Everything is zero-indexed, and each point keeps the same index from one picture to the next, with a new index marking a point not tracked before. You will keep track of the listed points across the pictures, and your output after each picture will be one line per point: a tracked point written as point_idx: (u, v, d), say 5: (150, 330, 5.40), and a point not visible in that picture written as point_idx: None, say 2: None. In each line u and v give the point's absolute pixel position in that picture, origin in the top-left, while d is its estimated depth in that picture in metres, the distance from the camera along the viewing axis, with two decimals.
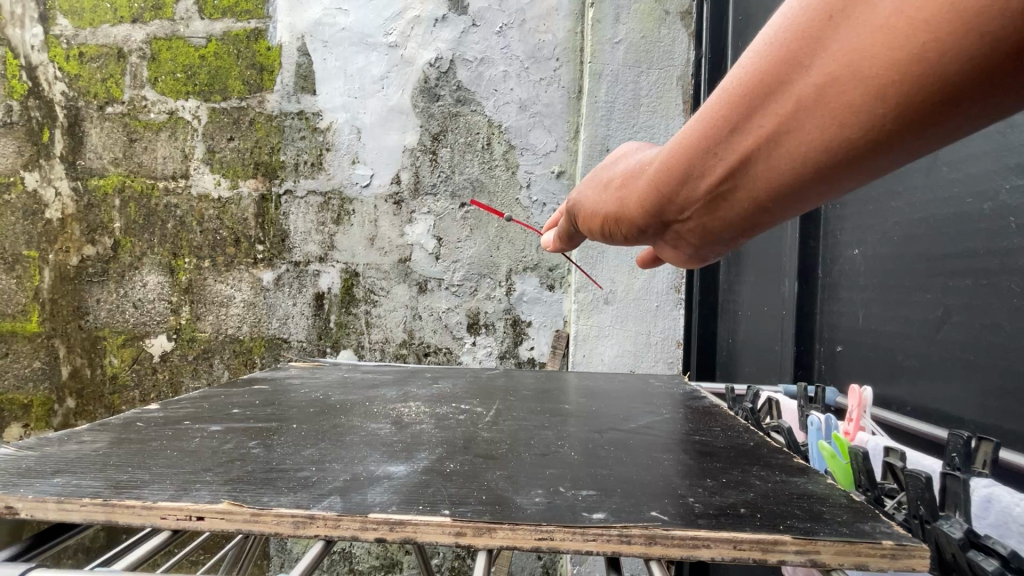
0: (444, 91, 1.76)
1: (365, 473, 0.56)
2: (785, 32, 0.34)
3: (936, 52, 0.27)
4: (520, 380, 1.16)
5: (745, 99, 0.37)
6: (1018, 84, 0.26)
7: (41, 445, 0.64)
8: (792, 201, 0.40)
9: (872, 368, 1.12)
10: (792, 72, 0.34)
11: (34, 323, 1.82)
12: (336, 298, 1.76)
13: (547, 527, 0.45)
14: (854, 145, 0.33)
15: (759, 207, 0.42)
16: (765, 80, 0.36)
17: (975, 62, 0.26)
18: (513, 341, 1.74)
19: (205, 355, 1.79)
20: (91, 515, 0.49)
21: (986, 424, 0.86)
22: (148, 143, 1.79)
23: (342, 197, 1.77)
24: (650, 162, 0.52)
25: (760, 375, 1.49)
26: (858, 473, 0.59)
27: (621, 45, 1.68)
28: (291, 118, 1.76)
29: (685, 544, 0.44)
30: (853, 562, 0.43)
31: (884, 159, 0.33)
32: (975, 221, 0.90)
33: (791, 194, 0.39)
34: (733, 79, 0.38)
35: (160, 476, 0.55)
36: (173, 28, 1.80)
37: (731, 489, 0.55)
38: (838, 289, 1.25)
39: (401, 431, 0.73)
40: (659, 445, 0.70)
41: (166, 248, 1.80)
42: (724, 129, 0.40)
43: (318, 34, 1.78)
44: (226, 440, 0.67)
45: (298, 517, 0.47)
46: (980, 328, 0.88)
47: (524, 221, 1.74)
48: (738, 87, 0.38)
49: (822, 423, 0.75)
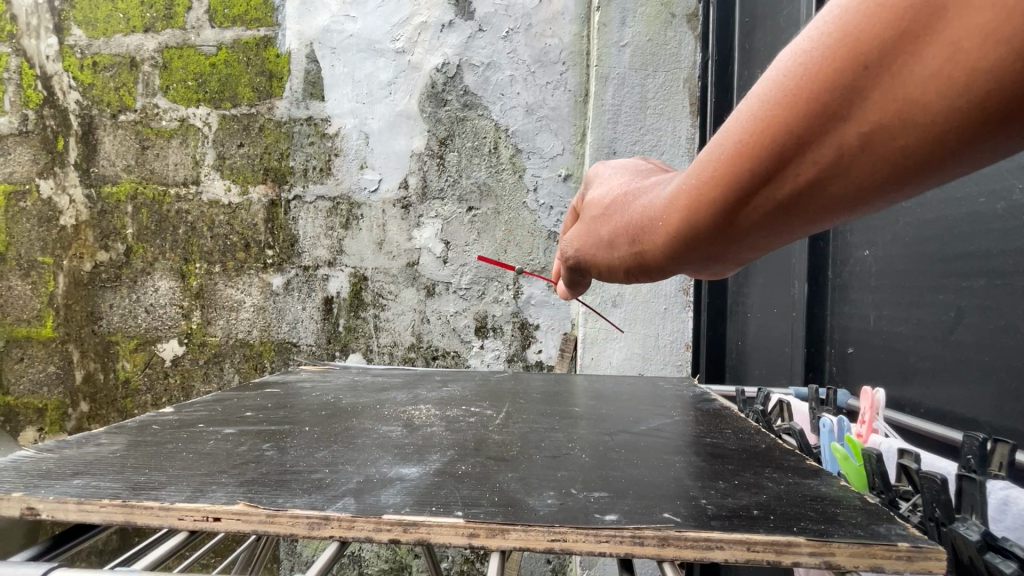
0: (451, 96, 1.77)
1: (378, 475, 0.57)
2: (813, 83, 0.33)
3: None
4: (530, 383, 1.16)
5: (767, 150, 0.37)
6: None
7: (59, 447, 0.65)
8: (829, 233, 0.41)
9: (884, 370, 1.11)
10: (827, 125, 0.33)
11: (49, 329, 1.85)
12: (344, 302, 1.78)
13: (560, 529, 0.45)
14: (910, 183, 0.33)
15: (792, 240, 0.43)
16: (787, 131, 0.35)
17: None
18: (522, 345, 1.74)
19: (216, 360, 1.81)
20: (110, 516, 0.50)
21: (1003, 427, 0.85)
22: (160, 150, 1.84)
23: (351, 202, 1.78)
24: (660, 206, 0.51)
25: (771, 378, 1.48)
26: (872, 476, 0.59)
27: (628, 48, 1.69)
28: (300, 124, 1.80)
29: (698, 545, 0.44)
30: (869, 564, 0.43)
31: (913, 191, 0.34)
32: (988, 221, 0.89)
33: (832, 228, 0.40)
34: (751, 130, 0.37)
35: (176, 478, 0.56)
36: (184, 37, 1.83)
37: (744, 491, 0.54)
38: (849, 290, 1.24)
39: (413, 434, 0.73)
40: (671, 447, 0.70)
41: (178, 253, 1.83)
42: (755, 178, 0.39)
43: (327, 40, 1.80)
44: (240, 443, 0.68)
45: (313, 518, 0.47)
46: (995, 329, 0.87)
47: (531, 225, 1.74)
48: (761, 138, 0.37)
49: (835, 425, 0.74)
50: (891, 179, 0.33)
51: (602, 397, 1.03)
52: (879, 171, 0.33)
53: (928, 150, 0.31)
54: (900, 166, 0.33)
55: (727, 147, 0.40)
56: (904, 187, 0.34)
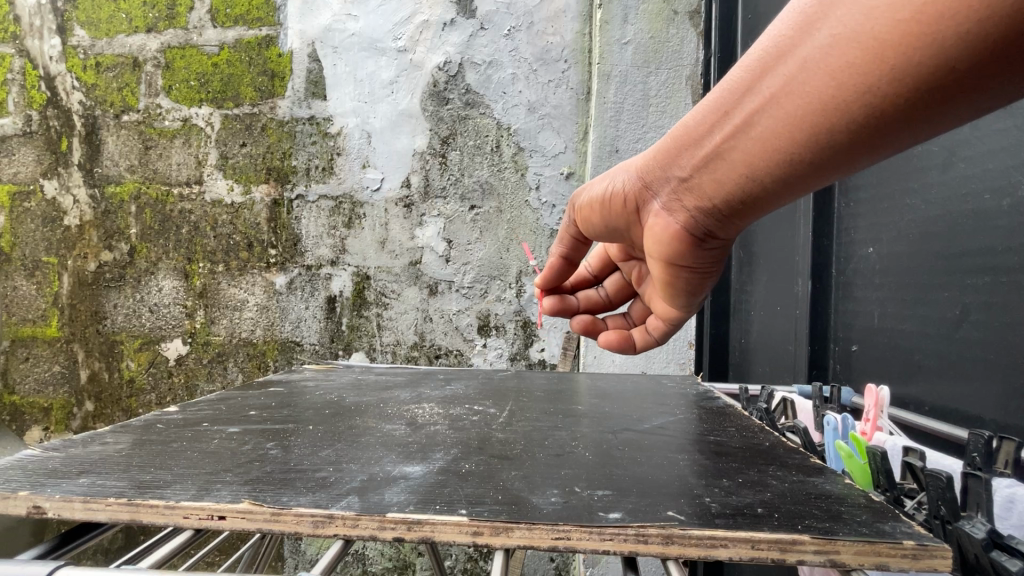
0: (453, 94, 1.77)
1: (383, 474, 0.57)
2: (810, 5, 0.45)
3: (932, 26, 0.36)
4: (533, 381, 1.17)
5: (764, 58, 0.49)
6: (982, 56, 0.35)
7: (65, 446, 0.66)
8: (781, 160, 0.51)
9: (888, 367, 1.11)
10: (806, 36, 0.45)
11: (54, 328, 1.86)
12: (348, 301, 1.78)
13: (564, 527, 0.45)
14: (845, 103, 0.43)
15: (753, 161, 0.54)
16: (784, 42, 0.47)
17: (954, 34, 0.35)
18: (524, 343, 1.74)
19: (219, 359, 1.82)
20: (115, 515, 0.50)
21: (1007, 424, 0.85)
22: (163, 150, 1.84)
23: (353, 201, 1.79)
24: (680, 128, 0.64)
25: (774, 376, 1.48)
26: (876, 474, 0.59)
27: (630, 46, 1.68)
28: (303, 124, 1.80)
29: (702, 543, 0.44)
30: (874, 562, 0.43)
31: (845, 118, 0.44)
32: (993, 217, 0.89)
33: (785, 150, 0.50)
34: (762, 44, 0.50)
35: (182, 477, 0.56)
36: (186, 36, 1.83)
37: (748, 489, 0.54)
38: (853, 287, 1.24)
39: (416, 432, 0.73)
40: (675, 445, 0.70)
41: (181, 253, 1.83)
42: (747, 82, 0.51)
43: (329, 40, 1.80)
44: (245, 441, 0.68)
45: (318, 517, 0.47)
46: (1000, 326, 0.87)
47: (533, 223, 1.74)
48: (766, 49, 0.49)
49: (839, 423, 0.74)
50: (833, 95, 0.44)
51: (605, 394, 1.03)
52: (825, 80, 0.44)
53: (862, 62, 0.41)
54: (840, 80, 0.43)
55: (751, 53, 0.51)
56: (838, 105, 0.44)
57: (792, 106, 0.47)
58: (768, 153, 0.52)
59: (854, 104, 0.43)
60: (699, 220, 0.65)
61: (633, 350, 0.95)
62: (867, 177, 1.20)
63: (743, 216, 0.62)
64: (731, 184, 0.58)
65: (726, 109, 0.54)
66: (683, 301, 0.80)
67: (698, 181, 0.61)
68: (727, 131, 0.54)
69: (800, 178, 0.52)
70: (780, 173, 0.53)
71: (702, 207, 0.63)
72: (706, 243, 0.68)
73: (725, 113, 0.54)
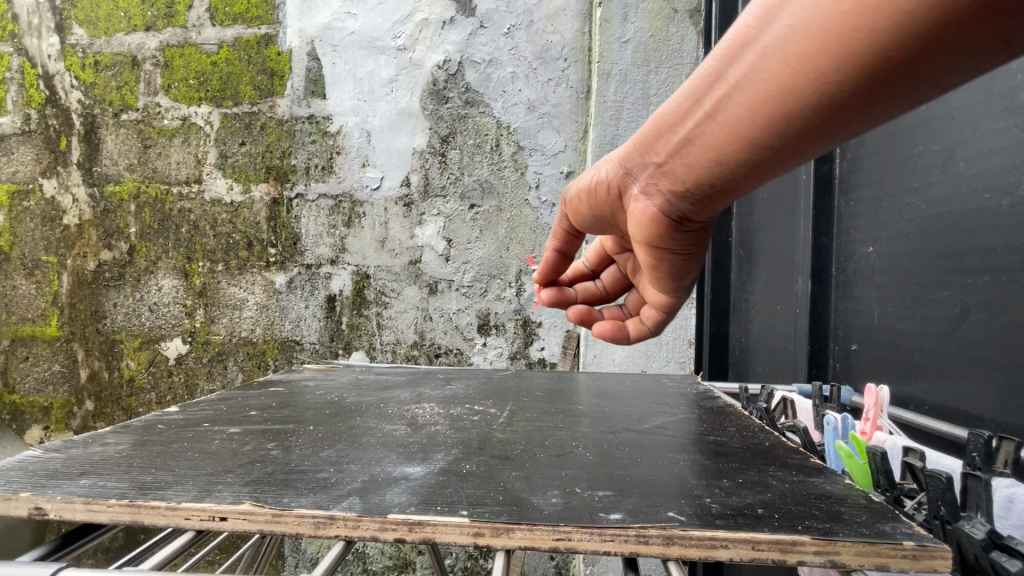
0: (452, 93, 1.77)
1: (384, 474, 0.57)
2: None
3: (881, 16, 0.37)
4: (533, 381, 1.17)
5: (728, 46, 0.49)
6: (930, 42, 0.36)
7: (66, 447, 0.66)
8: (747, 148, 0.52)
9: (888, 367, 1.11)
10: (767, 24, 0.45)
11: (53, 328, 1.86)
12: (348, 300, 1.78)
13: (565, 528, 0.45)
14: (804, 91, 0.44)
15: (720, 147, 0.54)
16: (747, 29, 0.47)
17: (902, 24, 0.36)
18: (524, 342, 1.74)
19: (219, 358, 1.82)
20: (117, 516, 0.50)
21: (1007, 424, 0.85)
22: (162, 149, 1.84)
23: (353, 200, 1.79)
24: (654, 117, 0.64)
25: (774, 375, 1.48)
26: (876, 474, 0.59)
27: (630, 45, 1.68)
28: (302, 122, 1.80)
29: (702, 544, 0.44)
30: (873, 563, 0.43)
31: (805, 105, 0.45)
32: (993, 217, 0.89)
33: (750, 139, 0.51)
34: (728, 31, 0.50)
35: (183, 477, 0.56)
36: (185, 35, 1.83)
37: (748, 490, 0.54)
38: (853, 286, 1.24)
39: (417, 432, 0.74)
40: (675, 445, 0.70)
41: (181, 252, 1.83)
42: (713, 71, 0.51)
43: (329, 38, 1.80)
44: (246, 442, 0.68)
45: (319, 517, 0.47)
46: (1000, 325, 0.87)
47: (533, 222, 1.74)
48: (731, 36, 0.49)
49: (839, 422, 0.74)
50: (794, 83, 0.44)
51: (605, 394, 1.03)
52: (785, 69, 0.44)
53: (817, 52, 0.41)
54: (799, 69, 0.43)
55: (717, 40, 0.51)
56: (798, 94, 0.44)
57: (753, 93, 0.48)
58: (734, 141, 0.52)
59: (811, 92, 0.43)
60: (674, 210, 0.65)
61: (628, 340, 0.93)
62: (867, 176, 1.20)
63: (715, 204, 0.62)
64: (700, 172, 0.58)
65: (694, 97, 0.54)
66: (672, 284, 0.79)
67: (669, 169, 0.61)
68: (696, 119, 0.55)
69: (767, 165, 0.53)
70: (746, 160, 0.53)
71: (674, 196, 0.63)
72: (682, 228, 0.68)
73: (696, 100, 0.54)
